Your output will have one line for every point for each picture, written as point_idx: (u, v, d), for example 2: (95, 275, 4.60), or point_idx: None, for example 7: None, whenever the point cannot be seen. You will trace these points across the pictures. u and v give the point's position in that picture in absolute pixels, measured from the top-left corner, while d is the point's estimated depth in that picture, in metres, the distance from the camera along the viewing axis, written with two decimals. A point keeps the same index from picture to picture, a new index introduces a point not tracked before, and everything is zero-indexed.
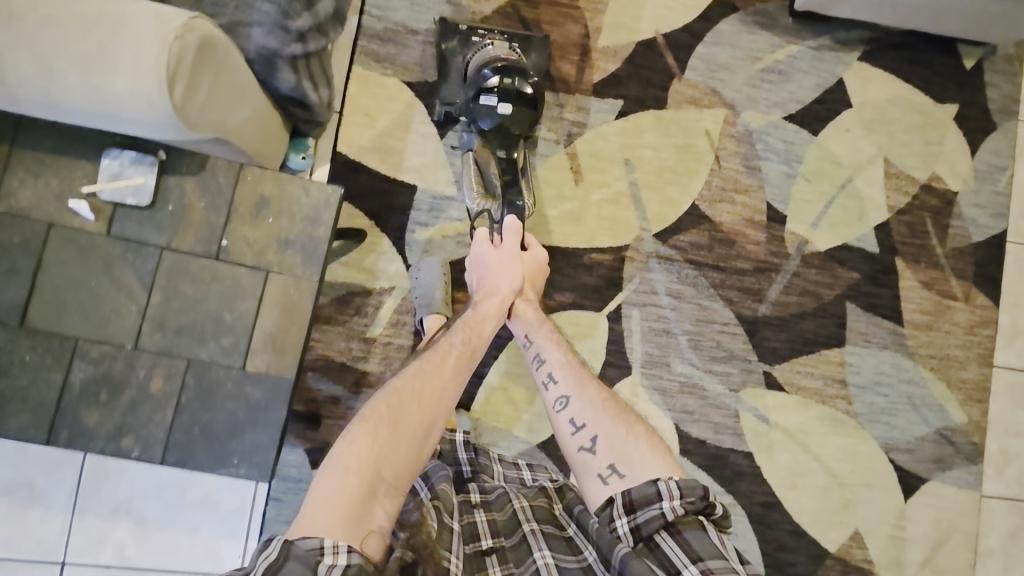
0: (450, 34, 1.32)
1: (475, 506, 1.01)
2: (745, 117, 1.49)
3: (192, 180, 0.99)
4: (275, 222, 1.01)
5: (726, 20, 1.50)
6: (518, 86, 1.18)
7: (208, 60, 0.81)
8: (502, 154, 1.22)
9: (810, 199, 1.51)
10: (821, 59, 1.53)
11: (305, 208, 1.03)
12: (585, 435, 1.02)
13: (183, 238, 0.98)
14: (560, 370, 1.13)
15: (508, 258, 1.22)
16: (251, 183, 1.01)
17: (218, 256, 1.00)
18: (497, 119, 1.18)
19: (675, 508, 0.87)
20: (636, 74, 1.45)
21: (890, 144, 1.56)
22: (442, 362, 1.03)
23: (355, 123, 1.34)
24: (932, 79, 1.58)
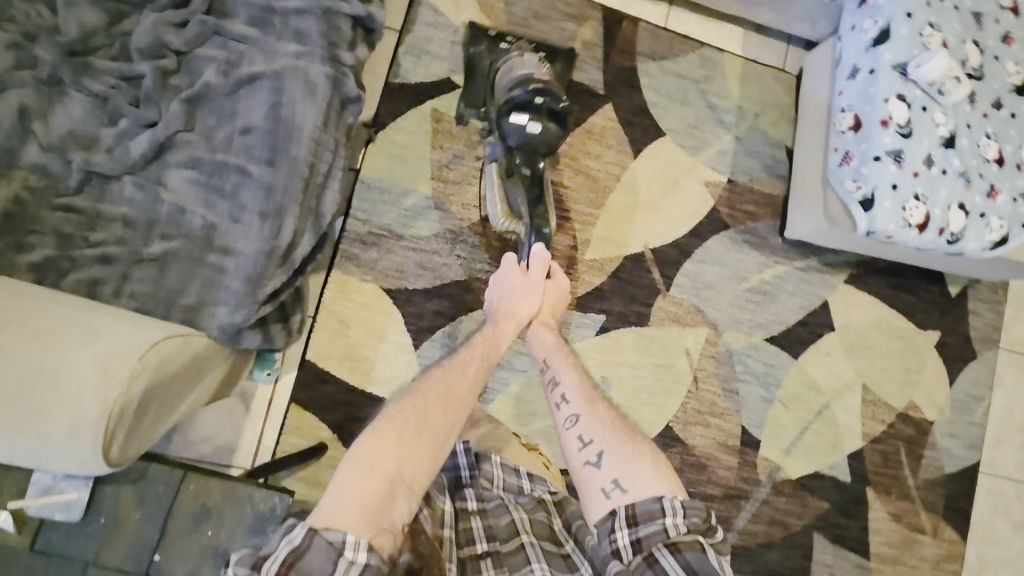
0: (479, 39, 1.36)
1: (470, 514, 0.93)
2: (727, 337, 1.47)
3: (130, 489, 0.85)
4: (215, 534, 0.85)
5: (715, 238, 1.49)
6: (550, 106, 1.17)
7: (172, 366, 0.79)
8: (526, 171, 1.21)
9: (785, 425, 1.49)
10: (808, 281, 1.53)
11: (249, 518, 0.87)
12: (592, 451, 0.93)
13: (111, 551, 0.83)
14: (571, 388, 1.04)
15: (532, 283, 1.16)
16: (191, 491, 0.86)
17: (147, 574, 0.83)
18: (525, 139, 1.18)
19: (678, 525, 0.81)
20: (621, 288, 1.43)
21: (869, 369, 1.55)
22: (465, 370, 0.97)
23: (327, 329, 1.30)
24: (915, 306, 1.58)
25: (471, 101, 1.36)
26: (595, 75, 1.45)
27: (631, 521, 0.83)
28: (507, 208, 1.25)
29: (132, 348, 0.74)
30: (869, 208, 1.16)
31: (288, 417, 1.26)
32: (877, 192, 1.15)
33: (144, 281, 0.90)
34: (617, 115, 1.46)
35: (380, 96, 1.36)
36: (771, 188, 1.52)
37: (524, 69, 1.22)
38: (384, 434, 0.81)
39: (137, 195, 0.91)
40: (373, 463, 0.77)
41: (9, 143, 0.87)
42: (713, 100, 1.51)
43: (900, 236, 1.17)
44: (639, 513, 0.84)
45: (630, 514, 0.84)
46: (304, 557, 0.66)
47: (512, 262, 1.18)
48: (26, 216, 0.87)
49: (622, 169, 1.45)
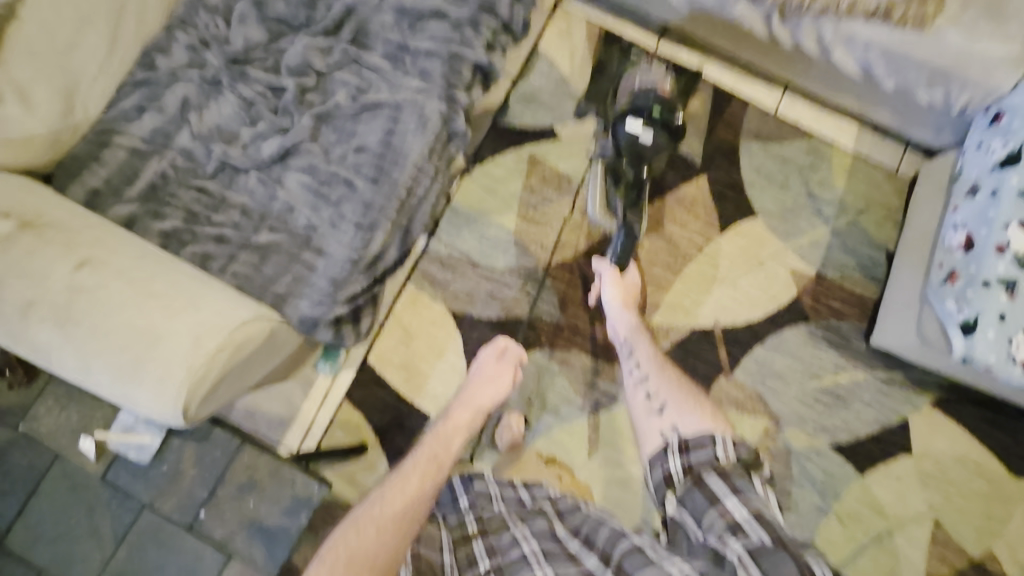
0: (613, 46, 1.45)
1: (474, 537, 0.90)
2: (787, 434, 1.40)
3: (192, 447, 1.23)
4: (253, 507, 1.22)
5: (793, 328, 1.43)
6: (665, 121, 1.19)
7: (255, 349, 0.87)
8: (630, 173, 1.23)
9: (836, 542, 1.38)
10: (889, 394, 1.42)
11: (283, 500, 1.23)
12: (655, 401, 0.98)
13: (165, 501, 1.21)
14: (644, 359, 1.12)
15: (495, 372, 1.21)
16: (243, 466, 1.23)
17: (190, 525, 1.21)
18: (634, 142, 1.19)
19: (726, 454, 0.82)
20: (683, 358, 1.40)
21: (944, 505, 1.40)
22: (409, 478, 0.96)
23: (392, 338, 1.37)
24: (1012, 448, 1.42)
25: (593, 98, 1.43)
26: (695, 145, 1.46)
27: (682, 446, 0.86)
28: (607, 208, 1.31)
29: (224, 322, 0.82)
30: (969, 334, 1.08)
31: (339, 413, 1.34)
32: (981, 318, 1.07)
33: (246, 264, 1.00)
34: (710, 187, 1.45)
35: (486, 133, 1.44)
36: (862, 288, 1.45)
37: (649, 77, 1.26)
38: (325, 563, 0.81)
39: (258, 189, 1.03)
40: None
41: (169, 128, 1.03)
42: (815, 188, 1.47)
43: (1003, 371, 1.07)
44: (690, 443, 0.86)
45: (682, 444, 0.86)
46: None
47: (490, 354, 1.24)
48: (167, 190, 1.02)
49: (706, 241, 1.44)
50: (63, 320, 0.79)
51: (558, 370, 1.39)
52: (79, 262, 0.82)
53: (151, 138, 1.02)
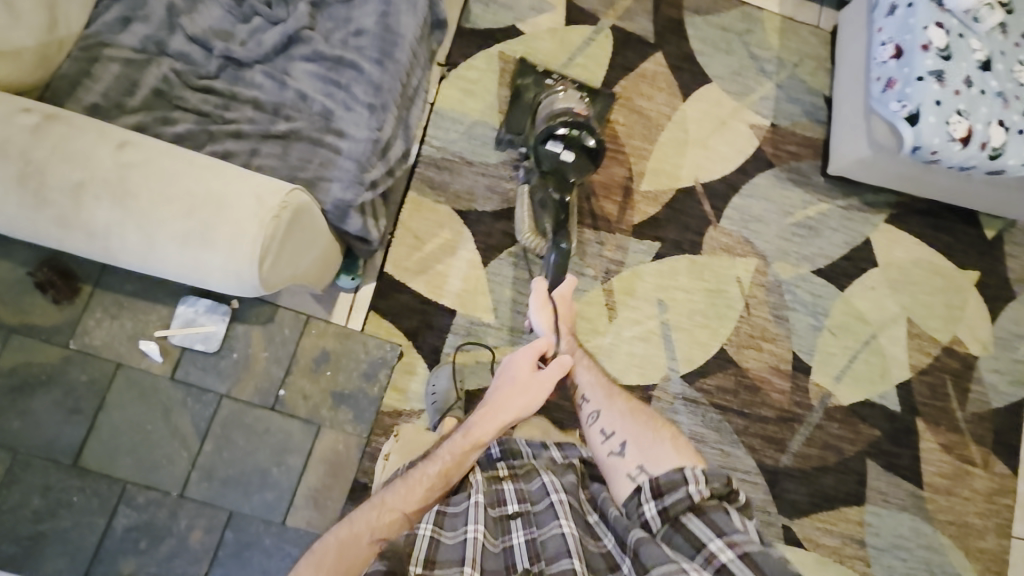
0: (528, 73, 1.42)
1: (502, 480, 0.98)
2: (775, 268, 1.54)
3: (258, 331, 1.25)
4: (332, 376, 1.27)
5: (762, 175, 1.58)
6: (585, 137, 1.18)
7: (303, 220, 0.86)
8: (556, 196, 1.25)
9: (834, 353, 1.54)
10: (850, 218, 1.60)
11: (362, 363, 1.30)
12: (614, 441, 0.98)
13: (243, 388, 1.23)
14: (590, 389, 1.10)
15: (535, 381, 1.06)
16: (314, 339, 1.28)
17: (274, 405, 1.23)
18: (558, 163, 1.20)
19: (701, 491, 0.87)
20: (675, 217, 1.51)
21: (913, 304, 1.60)
22: (409, 489, 0.90)
23: (404, 245, 1.39)
24: (954, 246, 1.65)
25: (514, 129, 1.40)
26: (647, 26, 1.58)
27: (654, 492, 0.89)
28: (534, 227, 1.33)
29: (278, 185, 0.83)
30: (914, 123, 1.25)
31: (368, 323, 1.33)
32: (921, 109, 1.24)
33: (270, 156, 1.00)
34: (667, 61, 1.57)
35: (454, 38, 1.49)
36: (811, 131, 1.62)
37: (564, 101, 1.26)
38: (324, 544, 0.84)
39: (266, 82, 1.04)
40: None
41: (160, 33, 1.01)
42: (756, 51, 1.63)
43: (944, 151, 1.25)
44: (662, 484, 0.89)
45: (653, 486, 0.90)
46: None
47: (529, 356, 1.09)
48: (172, 94, 0.99)
49: (672, 110, 1.56)
50: (119, 196, 0.78)
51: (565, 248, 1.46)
52: (120, 143, 0.80)
53: (142, 47, 1.00)
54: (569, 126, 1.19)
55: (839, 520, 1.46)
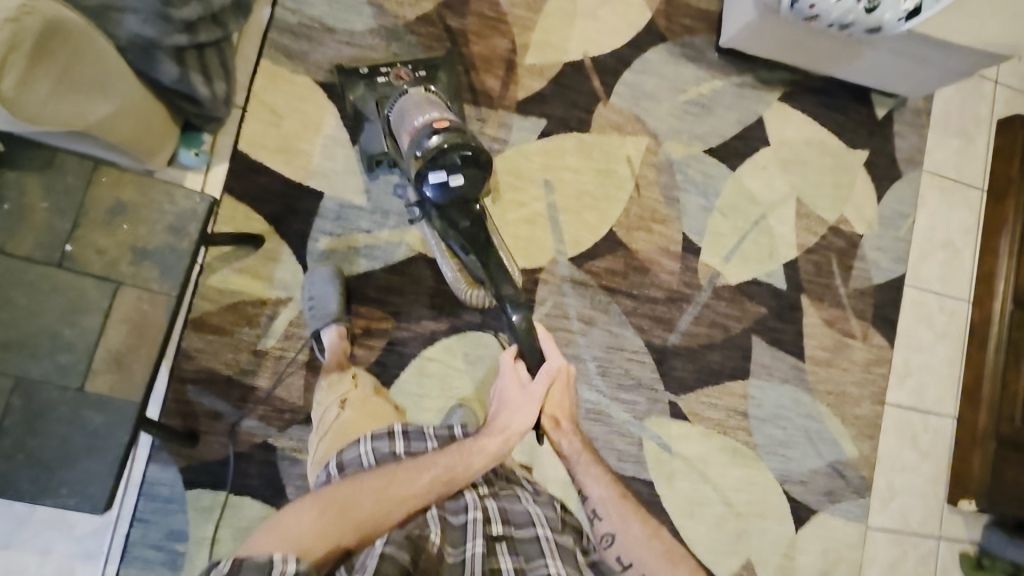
0: (353, 79, 1.24)
1: (485, 498, 0.98)
2: (667, 147, 1.50)
3: (36, 176, 0.84)
4: (131, 229, 0.89)
5: (654, 49, 1.50)
6: (465, 154, 1.05)
7: (69, 44, 0.77)
8: (467, 224, 1.09)
9: (723, 234, 1.53)
10: (743, 96, 1.56)
11: (167, 216, 0.91)
12: (628, 575, 0.98)
13: (17, 241, 0.83)
14: (603, 505, 1.04)
15: (529, 397, 1.02)
16: (106, 188, 0.89)
17: (61, 263, 0.84)
18: (452, 194, 1.06)
19: None
20: (561, 94, 1.43)
21: (802, 184, 1.60)
22: (420, 470, 0.90)
23: (260, 121, 1.26)
24: (845, 125, 1.64)
25: (376, 150, 1.24)
26: None
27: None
28: (466, 276, 1.21)
29: None
30: None
31: (223, 208, 1.23)
32: None
33: None
34: None
35: None
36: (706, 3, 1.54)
37: (419, 120, 1.08)
38: (314, 504, 0.81)
39: None
40: (294, 527, 0.77)
41: None
42: None
43: (823, 2, 1.22)
44: None
45: None
46: None
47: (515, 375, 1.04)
48: None
49: None
50: None
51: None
52: None
53: None
54: (445, 152, 1.04)
55: (723, 394, 1.51)
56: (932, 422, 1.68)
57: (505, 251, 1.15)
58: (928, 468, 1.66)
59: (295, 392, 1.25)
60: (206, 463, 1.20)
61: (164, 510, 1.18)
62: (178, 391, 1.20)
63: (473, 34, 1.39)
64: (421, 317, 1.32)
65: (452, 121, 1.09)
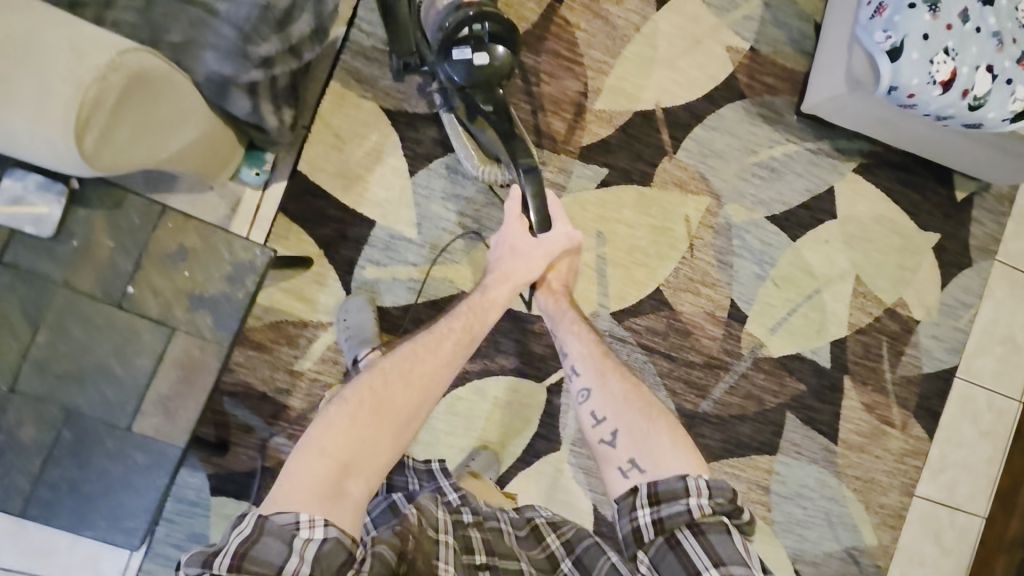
0: None
1: (468, 525, 0.88)
2: (728, 210, 1.45)
3: (104, 215, 0.81)
4: (190, 276, 0.83)
5: (730, 105, 1.44)
6: (489, 29, 1.00)
7: (146, 89, 0.74)
8: (488, 108, 1.07)
9: (773, 305, 1.48)
10: (816, 164, 1.49)
11: (224, 265, 0.84)
12: (605, 428, 0.93)
13: (81, 278, 0.80)
14: (582, 360, 1.02)
15: (531, 245, 1.07)
16: (169, 231, 0.83)
17: (121, 304, 0.81)
18: (476, 74, 1.02)
19: (701, 506, 0.79)
20: (628, 144, 1.39)
21: (864, 262, 1.54)
22: (437, 345, 0.91)
23: (323, 144, 1.25)
24: (920, 205, 1.57)
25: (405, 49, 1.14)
26: None
27: (653, 500, 0.82)
28: (484, 155, 1.23)
29: (108, 41, 0.69)
30: (897, 58, 1.11)
31: (275, 226, 1.23)
32: (906, 42, 1.10)
33: (129, 11, 0.85)
34: None
35: None
36: (792, 62, 1.47)
37: None
38: (337, 417, 0.79)
39: None
40: (324, 446, 0.76)
41: None
42: None
43: (922, 95, 1.13)
44: (660, 491, 0.82)
45: (651, 492, 0.82)
46: (257, 544, 0.65)
47: (515, 213, 1.09)
48: None
49: (643, 19, 1.39)
50: None
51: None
52: None
53: None
54: (468, 23, 0.99)
55: (748, 467, 1.48)
56: (959, 520, 1.62)
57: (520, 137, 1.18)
58: (948, 566, 1.61)
59: None
60: (233, 473, 1.23)
61: (189, 513, 1.22)
62: (215, 401, 1.23)
63: (545, 72, 1.34)
64: None
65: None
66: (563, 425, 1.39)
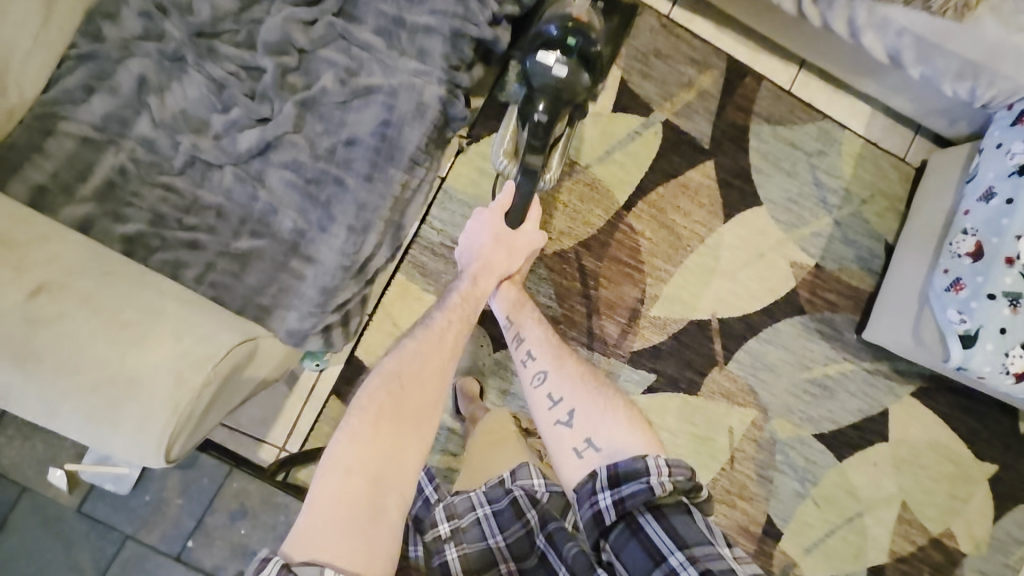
0: None
1: (444, 540, 0.89)
2: (774, 424, 1.42)
3: (177, 476, 1.17)
4: (247, 532, 1.17)
5: (788, 319, 1.42)
6: (581, 48, 1.02)
7: (236, 369, 0.76)
8: (541, 116, 1.03)
9: (811, 523, 1.44)
10: (872, 385, 1.45)
11: (279, 526, 1.18)
12: (560, 409, 0.91)
13: (150, 531, 1.15)
14: (538, 345, 1.01)
15: (509, 235, 1.08)
16: (235, 490, 1.18)
17: (180, 555, 1.15)
18: (549, 80, 1.01)
19: (663, 484, 0.74)
20: (678, 351, 1.39)
21: (913, 488, 1.47)
22: (440, 339, 0.92)
23: (382, 331, 1.29)
24: (979, 433, 1.49)
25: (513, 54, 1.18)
26: (703, 127, 1.38)
27: (612, 481, 0.77)
28: (512, 148, 1.17)
29: (205, 351, 0.72)
30: (969, 346, 1.08)
31: (327, 407, 1.26)
32: (981, 331, 1.07)
33: (225, 273, 0.89)
34: (718, 173, 1.39)
35: (482, 108, 1.32)
36: (860, 281, 1.44)
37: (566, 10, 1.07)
38: (356, 433, 0.77)
39: (236, 187, 0.91)
40: (346, 465, 0.74)
41: (125, 114, 0.88)
42: (822, 176, 1.42)
43: (992, 380, 1.09)
44: (621, 473, 0.77)
45: (612, 474, 0.78)
46: None
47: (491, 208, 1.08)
48: (128, 188, 0.88)
49: (708, 230, 1.39)
50: (20, 358, 0.67)
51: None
52: (35, 288, 0.69)
53: (104, 126, 0.88)
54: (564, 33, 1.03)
55: None
56: None
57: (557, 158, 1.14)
58: None
59: None
60: None
61: None
62: None
63: (605, 276, 1.36)
64: None
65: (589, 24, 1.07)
66: None
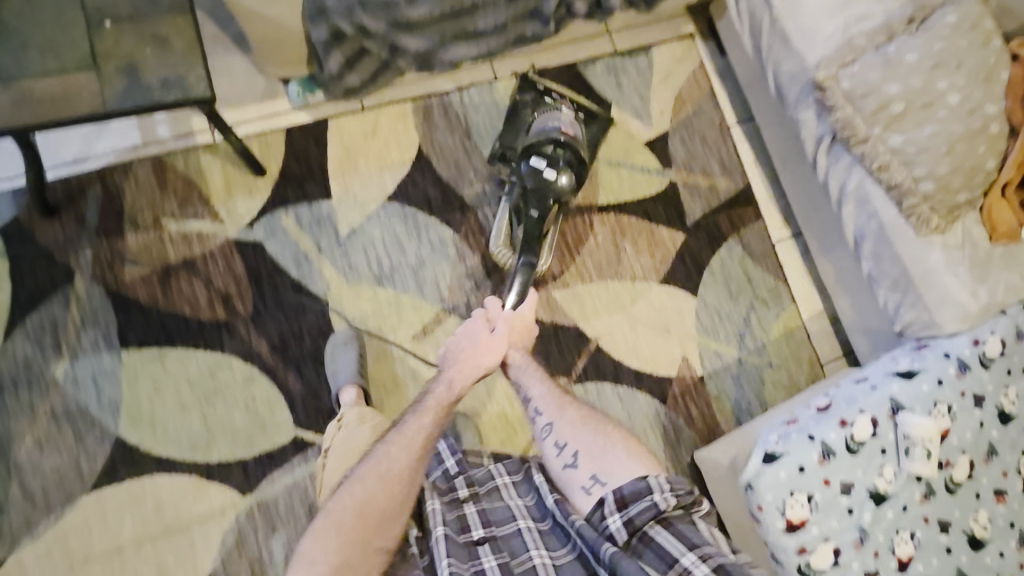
0: (528, 89, 1.42)
1: (466, 501, 1.04)
2: None
3: None
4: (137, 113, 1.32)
5: (648, 396, 1.44)
6: (565, 157, 1.29)
7: None
8: (535, 214, 1.29)
9: None
10: None
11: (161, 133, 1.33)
12: (566, 454, 1.05)
13: None
14: (543, 402, 1.14)
15: (499, 339, 1.17)
16: None
17: None
18: (543, 181, 1.28)
19: (665, 500, 0.96)
20: (547, 339, 1.42)
21: None
22: (410, 441, 1.01)
23: (360, 123, 1.40)
24: None
25: (505, 142, 1.39)
26: (696, 207, 1.55)
27: (620, 504, 0.97)
28: (506, 238, 1.37)
29: None
30: (767, 462, 1.06)
31: (270, 133, 1.37)
32: (783, 460, 1.06)
33: None
34: (682, 247, 1.52)
35: (561, 63, 1.54)
36: (723, 419, 1.46)
37: (550, 124, 1.32)
38: (323, 528, 0.93)
39: None
40: (317, 557, 0.90)
41: None
42: (755, 319, 1.52)
43: (767, 516, 1.05)
44: (626, 496, 0.98)
45: (618, 499, 0.98)
46: None
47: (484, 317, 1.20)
48: None
49: (642, 278, 1.49)
50: None
51: (444, 248, 1.40)
52: None
53: None
54: (552, 146, 1.29)
55: None
56: None
57: (546, 248, 1.37)
58: None
59: (133, 271, 1.27)
60: (32, 233, 1.25)
61: None
62: (87, 182, 1.28)
63: None
64: (266, 336, 1.29)
65: (574, 135, 1.32)
66: (267, 479, 1.25)
